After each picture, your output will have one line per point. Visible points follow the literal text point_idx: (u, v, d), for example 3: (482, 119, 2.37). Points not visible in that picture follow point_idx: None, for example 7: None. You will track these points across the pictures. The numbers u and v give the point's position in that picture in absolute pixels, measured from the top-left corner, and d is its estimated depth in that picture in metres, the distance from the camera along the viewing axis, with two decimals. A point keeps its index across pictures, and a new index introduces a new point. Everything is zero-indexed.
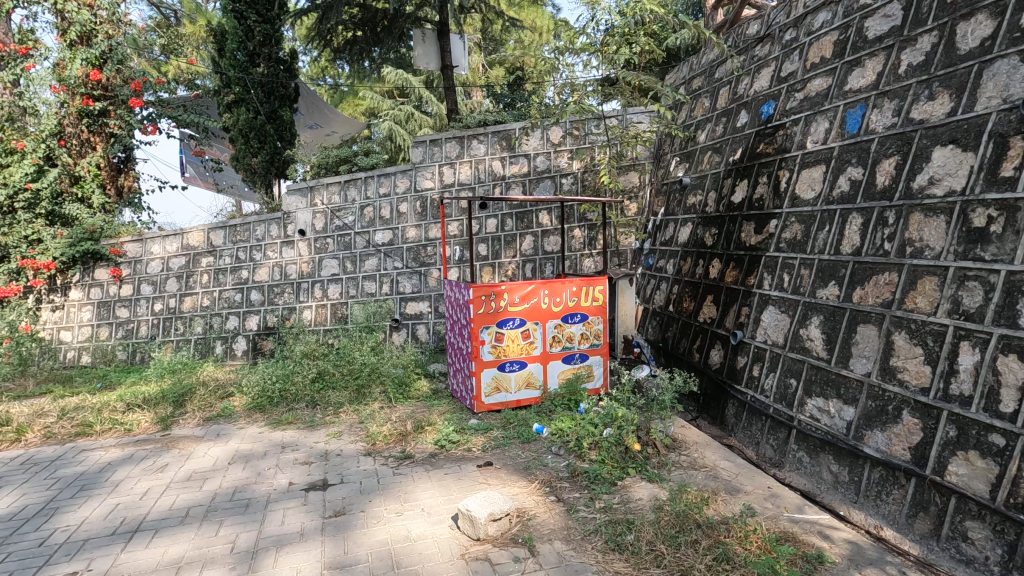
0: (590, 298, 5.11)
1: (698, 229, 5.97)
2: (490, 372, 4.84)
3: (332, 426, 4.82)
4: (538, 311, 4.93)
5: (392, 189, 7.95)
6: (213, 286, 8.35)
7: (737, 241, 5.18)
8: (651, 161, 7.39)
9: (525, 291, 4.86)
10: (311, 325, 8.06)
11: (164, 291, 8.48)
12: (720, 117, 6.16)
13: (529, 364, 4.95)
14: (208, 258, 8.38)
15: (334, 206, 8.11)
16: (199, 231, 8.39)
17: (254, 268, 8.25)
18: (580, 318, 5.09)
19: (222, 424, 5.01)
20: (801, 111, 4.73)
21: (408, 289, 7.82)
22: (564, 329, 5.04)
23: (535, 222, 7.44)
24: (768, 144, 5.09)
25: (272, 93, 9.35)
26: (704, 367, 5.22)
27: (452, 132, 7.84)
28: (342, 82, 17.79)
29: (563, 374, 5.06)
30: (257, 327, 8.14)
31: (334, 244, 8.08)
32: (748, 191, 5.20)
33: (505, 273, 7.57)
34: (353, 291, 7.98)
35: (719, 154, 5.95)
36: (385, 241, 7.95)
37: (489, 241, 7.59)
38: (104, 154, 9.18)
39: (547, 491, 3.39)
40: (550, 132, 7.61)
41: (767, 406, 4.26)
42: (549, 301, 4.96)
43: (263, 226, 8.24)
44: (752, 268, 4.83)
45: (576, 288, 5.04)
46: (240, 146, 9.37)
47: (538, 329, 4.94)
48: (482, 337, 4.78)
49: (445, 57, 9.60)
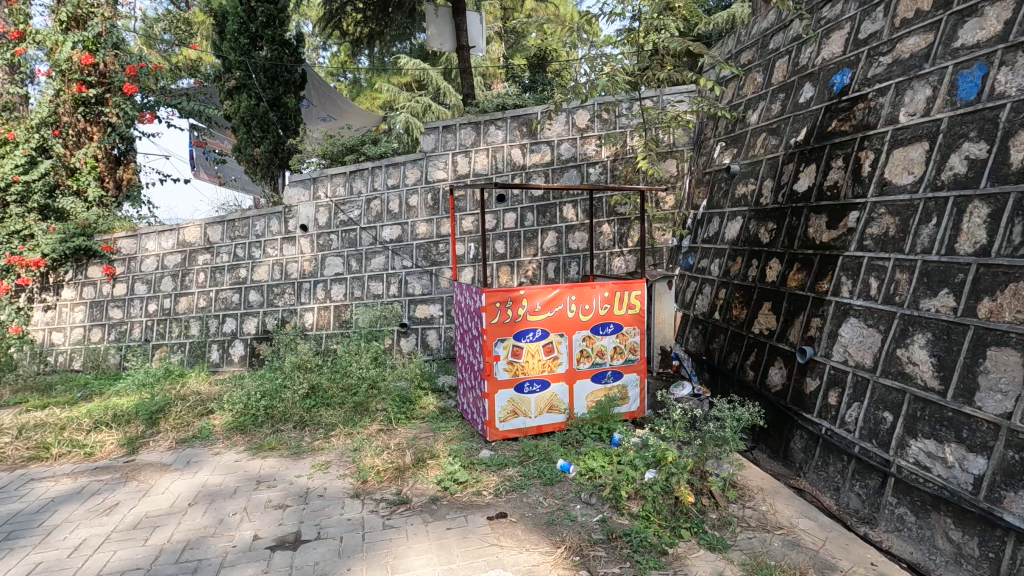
0: (625, 305, 4.33)
1: (750, 224, 5.12)
2: (506, 394, 4.07)
3: (320, 455, 4.11)
4: (564, 320, 4.15)
5: (401, 179, 7.24)
6: (209, 285, 7.74)
7: (802, 238, 4.33)
8: (690, 147, 6.53)
9: (549, 297, 4.08)
10: (312, 329, 7.37)
11: (158, 290, 7.89)
12: (776, 93, 5.29)
13: (552, 384, 4.16)
14: (205, 256, 7.79)
15: (339, 199, 7.46)
16: (196, 227, 7.80)
17: (253, 267, 7.62)
18: (614, 328, 4.30)
19: (195, 448, 4.33)
20: (889, 78, 3.86)
21: (417, 290, 7.08)
22: (594, 341, 4.25)
23: (558, 216, 6.64)
24: (842, 120, 4.22)
25: (276, 78, 8.72)
26: (760, 389, 4.41)
27: (467, 118, 7.09)
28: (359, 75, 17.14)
29: (592, 396, 4.28)
30: (255, 331, 7.49)
31: (339, 241, 7.40)
32: (817, 178, 4.34)
33: (524, 274, 6.79)
34: (359, 291, 7.28)
35: (776, 136, 5.08)
36: (393, 237, 7.23)
37: (507, 237, 6.82)
38: (100, 145, 8.67)
39: (576, 563, 2.61)
40: (576, 116, 6.82)
41: (851, 445, 3.43)
42: (577, 309, 4.18)
43: (263, 221, 7.63)
44: (825, 270, 3.99)
45: (609, 293, 4.26)
46: (241, 136, 8.71)
47: (564, 342, 4.16)
48: (496, 351, 4.01)
49: (461, 37, 8.70)
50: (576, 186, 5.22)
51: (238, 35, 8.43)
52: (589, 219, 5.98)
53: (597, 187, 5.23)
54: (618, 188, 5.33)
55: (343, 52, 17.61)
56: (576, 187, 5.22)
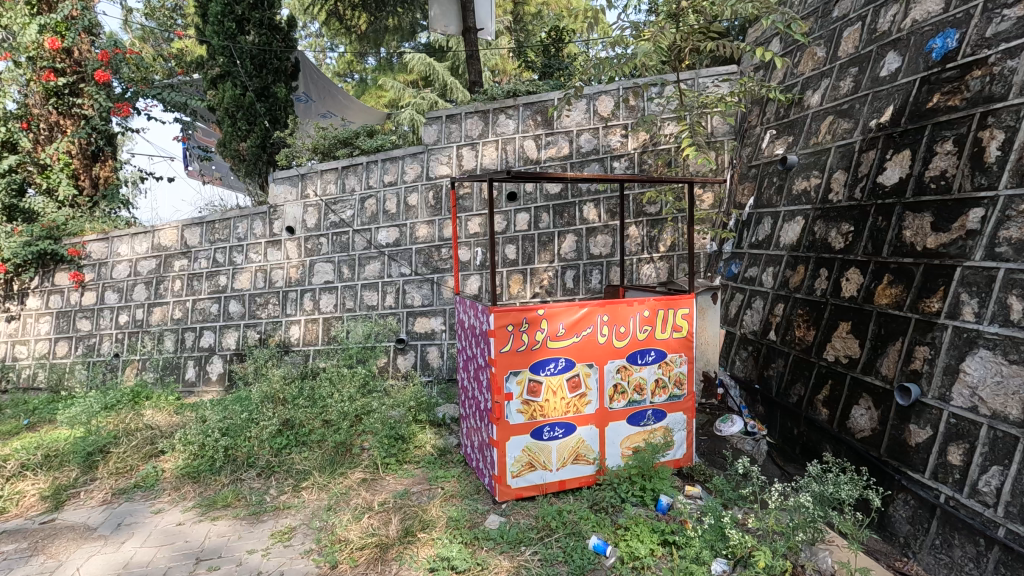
0: (669, 328, 3.46)
1: (816, 225, 4.22)
2: (520, 441, 3.20)
3: (284, 517, 3.27)
4: (595, 347, 3.28)
5: (399, 176, 6.41)
6: (186, 294, 6.93)
7: (895, 243, 3.43)
8: (732, 137, 5.65)
9: (575, 317, 3.21)
10: (298, 344, 6.53)
11: (130, 300, 7.10)
12: (845, 68, 4.39)
13: (579, 428, 3.29)
14: (182, 261, 6.99)
15: (330, 198, 6.64)
16: (173, 229, 7.02)
17: (234, 274, 6.81)
18: (656, 356, 3.44)
19: (133, 503, 3.51)
20: (1022, 34, 2.96)
21: (417, 301, 6.22)
22: (630, 373, 3.38)
23: (577, 217, 5.78)
24: (949, 93, 3.32)
25: (264, 66, 7.93)
26: (841, 433, 3.51)
27: (474, 106, 6.26)
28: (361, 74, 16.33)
29: (629, 442, 3.42)
30: (235, 346, 6.67)
31: (329, 245, 6.57)
32: (913, 167, 3.43)
33: (539, 284, 5.92)
34: (351, 302, 6.43)
35: (848, 119, 4.18)
36: (389, 241, 6.38)
37: (519, 241, 5.95)
38: (72, 139, 7.91)
39: None
40: (598, 102, 5.96)
41: (992, 526, 2.54)
42: (610, 332, 3.31)
43: (245, 222, 6.82)
44: (933, 285, 3.09)
45: (650, 313, 3.39)
46: (225, 129, 7.92)
47: (594, 374, 3.29)
48: (509, 387, 3.14)
49: (467, 17, 7.79)
50: (625, 179, 3.90)
51: (222, 19, 7.63)
52: (621, 221, 5.03)
53: (653, 180, 3.92)
54: (686, 187, 4.08)
55: (348, 52, 16.91)
56: (626, 180, 3.89)
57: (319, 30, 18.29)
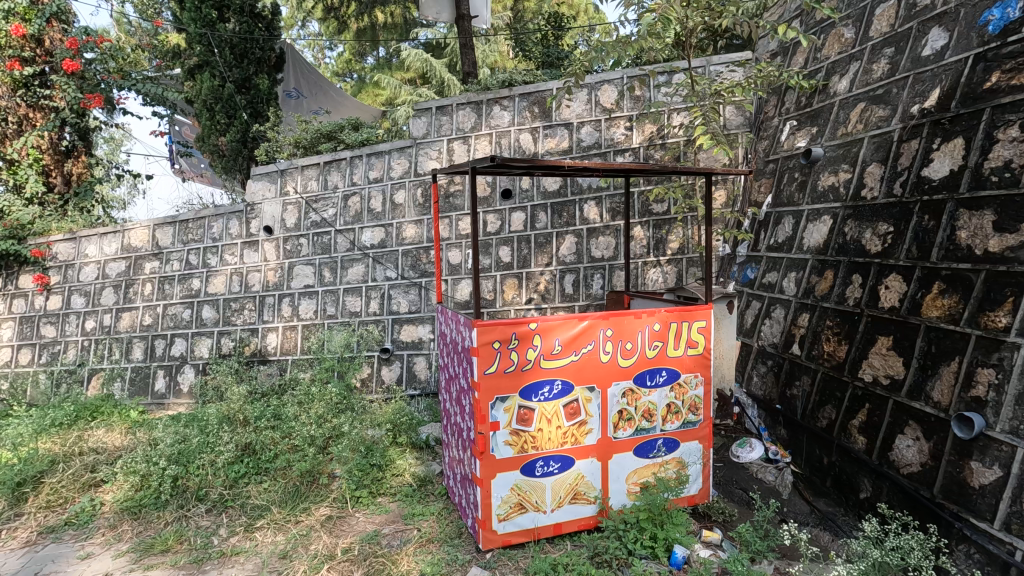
0: (683, 344, 2.98)
1: (846, 226, 3.73)
2: (508, 479, 2.72)
3: (230, 566, 2.79)
4: (596, 367, 2.81)
5: (385, 172, 5.93)
6: (156, 299, 6.45)
7: (947, 246, 2.94)
8: (747, 130, 5.17)
9: (574, 332, 2.73)
10: (275, 354, 6.03)
11: (97, 304, 6.63)
12: (879, 49, 3.91)
13: (578, 462, 2.81)
14: (153, 263, 6.52)
15: (311, 195, 6.16)
16: (143, 228, 6.55)
17: (208, 277, 6.33)
18: (668, 376, 2.96)
19: (60, 545, 3.05)
20: None
21: (403, 307, 5.72)
22: (638, 397, 2.90)
23: (577, 217, 5.30)
24: (1011, 71, 2.83)
25: (245, 55, 7.45)
26: (882, 467, 3.03)
27: (466, 97, 5.79)
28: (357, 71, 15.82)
29: (636, 477, 2.95)
30: (208, 354, 6.18)
31: (309, 246, 6.09)
32: (968, 157, 2.95)
33: (535, 289, 5.42)
34: (332, 308, 5.94)
35: (884, 105, 3.70)
36: (374, 242, 5.90)
37: (514, 242, 5.47)
38: (42, 132, 7.44)
39: None
40: (600, 92, 5.48)
41: None
42: (615, 349, 2.84)
43: (220, 222, 6.35)
44: (998, 297, 2.61)
45: (661, 326, 2.91)
46: (203, 123, 7.44)
47: (596, 399, 2.81)
48: (495, 416, 2.65)
49: (461, 4, 7.30)
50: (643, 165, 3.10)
51: (200, 5, 7.12)
52: (625, 218, 4.51)
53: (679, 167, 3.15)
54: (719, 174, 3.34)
55: (347, 50, 16.43)
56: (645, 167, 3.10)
57: (317, 29, 17.89)
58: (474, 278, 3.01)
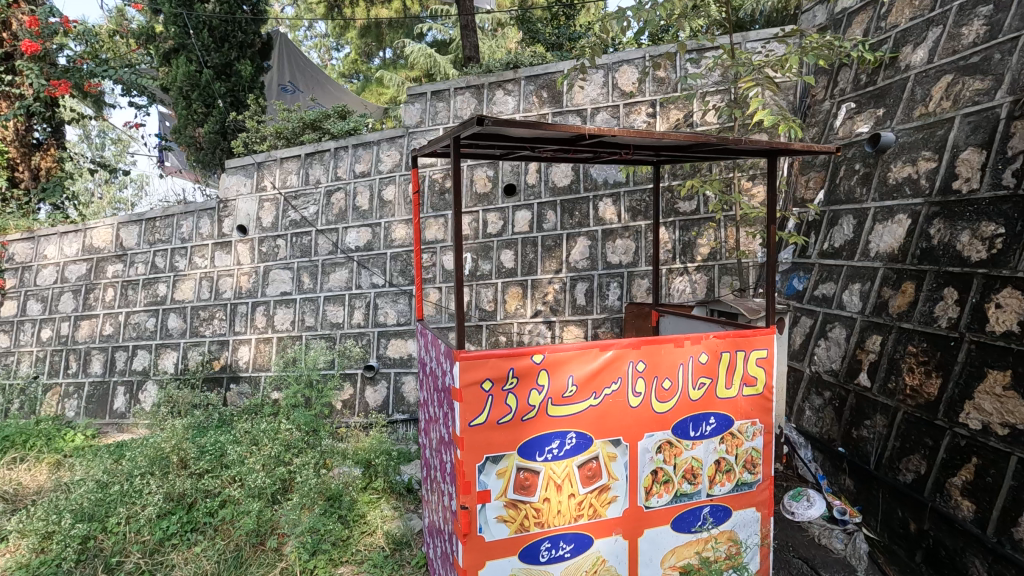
0: (737, 382, 2.25)
1: (932, 227, 2.98)
2: (502, 568, 1.99)
3: None
4: (623, 414, 2.08)
5: (373, 165, 5.21)
6: (118, 306, 5.77)
7: None
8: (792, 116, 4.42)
9: (593, 367, 2.02)
10: (247, 370, 5.33)
11: (55, 311, 5.98)
12: (970, 8, 3.15)
13: (598, 542, 2.08)
14: (116, 266, 5.85)
15: (290, 191, 5.47)
16: (106, 227, 5.88)
17: (175, 282, 5.65)
18: (717, 423, 2.22)
19: None
20: None
21: (391, 319, 5.00)
22: (679, 452, 2.17)
23: (591, 216, 4.57)
24: None
25: (226, 39, 6.80)
26: (1001, 547, 2.28)
27: (465, 80, 5.08)
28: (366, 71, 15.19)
29: (673, 558, 2.22)
30: (173, 369, 5.50)
31: (287, 248, 5.39)
32: None
33: (541, 300, 4.68)
34: (311, 319, 5.23)
35: (981, 75, 2.94)
36: (359, 244, 5.19)
37: (517, 245, 4.74)
38: (4, 122, 6.85)
39: None
40: (618, 74, 4.75)
41: None
42: (648, 389, 2.11)
43: (190, 220, 5.68)
44: None
45: (709, 358, 2.19)
46: (179, 112, 6.79)
47: (622, 456, 2.08)
48: (485, 483, 1.93)
49: None
50: (698, 137, 2.19)
51: None
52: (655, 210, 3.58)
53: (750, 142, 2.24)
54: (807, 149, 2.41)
55: (353, 50, 15.83)
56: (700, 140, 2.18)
57: (324, 29, 17.37)
58: (455, 279, 2.17)
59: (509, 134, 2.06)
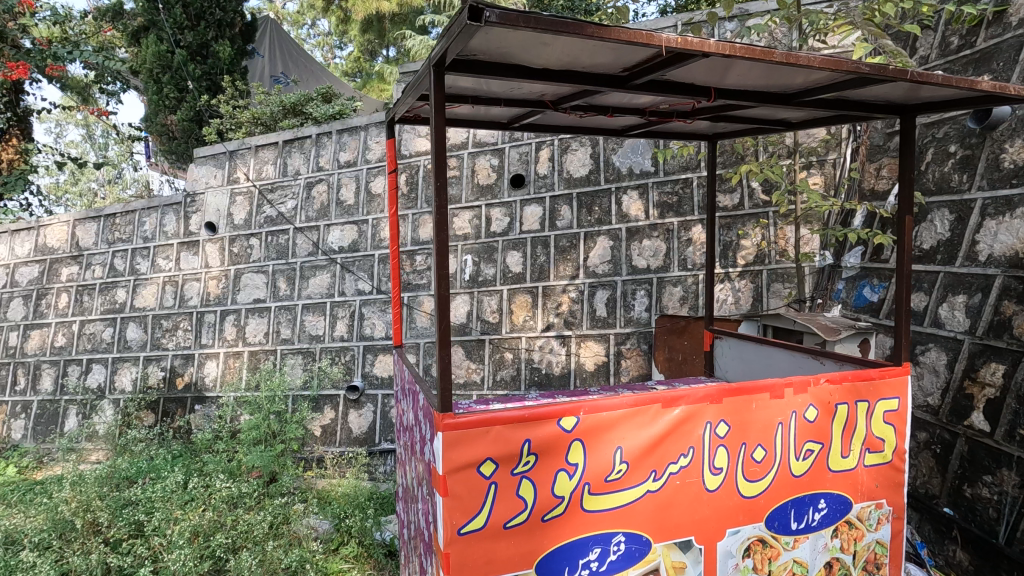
0: (856, 448, 1.56)
1: None
2: None
3: None
4: (695, 503, 1.40)
5: (360, 153, 4.49)
6: (72, 314, 5.09)
7: None
8: None
9: (651, 436, 1.34)
10: (213, 389, 4.63)
11: (5, 319, 5.33)
12: None
13: None
14: (71, 269, 5.17)
15: (266, 183, 4.76)
16: (62, 225, 5.21)
17: (135, 287, 4.97)
18: (829, 509, 1.54)
19: None
20: None
21: (379, 332, 4.29)
22: (774, 554, 1.49)
23: (614, 212, 3.85)
24: None
25: (201, 16, 6.12)
26: None
27: None
28: (368, 69, 14.51)
29: None
30: (132, 387, 4.82)
31: (261, 249, 4.68)
32: None
33: (554, 311, 3.96)
34: (287, 331, 4.52)
35: None
36: (343, 244, 4.48)
37: (526, 245, 4.03)
38: None
39: None
40: None
41: None
42: (733, 466, 1.43)
43: (153, 217, 4.99)
44: None
45: (818, 416, 1.50)
46: (149, 97, 6.14)
47: (694, 565, 1.41)
48: None
49: None
50: (816, 65, 1.53)
51: None
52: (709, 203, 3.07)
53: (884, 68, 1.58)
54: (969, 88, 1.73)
55: (355, 50, 15.20)
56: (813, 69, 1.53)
57: (328, 29, 16.77)
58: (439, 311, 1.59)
59: (532, 49, 1.36)
